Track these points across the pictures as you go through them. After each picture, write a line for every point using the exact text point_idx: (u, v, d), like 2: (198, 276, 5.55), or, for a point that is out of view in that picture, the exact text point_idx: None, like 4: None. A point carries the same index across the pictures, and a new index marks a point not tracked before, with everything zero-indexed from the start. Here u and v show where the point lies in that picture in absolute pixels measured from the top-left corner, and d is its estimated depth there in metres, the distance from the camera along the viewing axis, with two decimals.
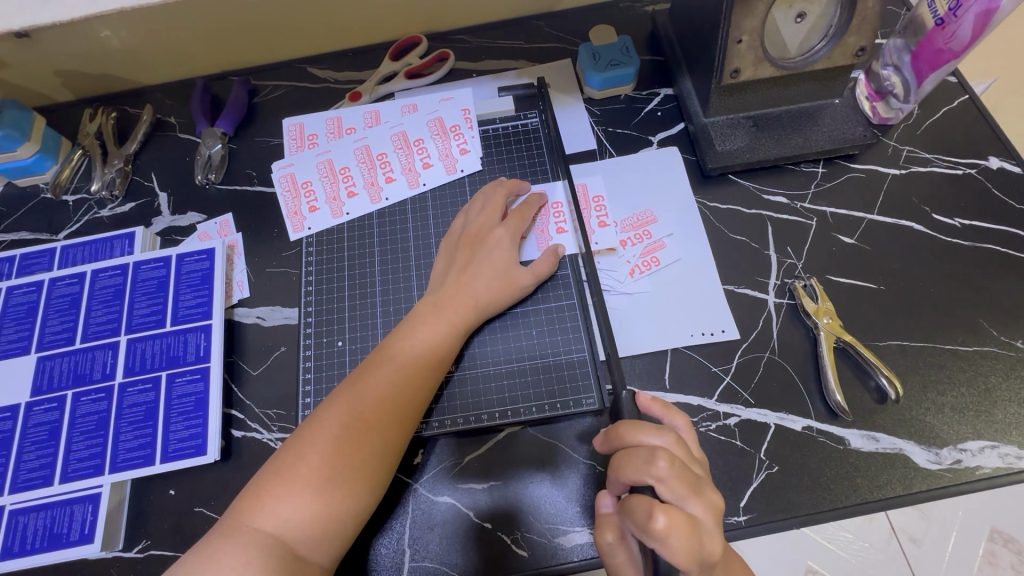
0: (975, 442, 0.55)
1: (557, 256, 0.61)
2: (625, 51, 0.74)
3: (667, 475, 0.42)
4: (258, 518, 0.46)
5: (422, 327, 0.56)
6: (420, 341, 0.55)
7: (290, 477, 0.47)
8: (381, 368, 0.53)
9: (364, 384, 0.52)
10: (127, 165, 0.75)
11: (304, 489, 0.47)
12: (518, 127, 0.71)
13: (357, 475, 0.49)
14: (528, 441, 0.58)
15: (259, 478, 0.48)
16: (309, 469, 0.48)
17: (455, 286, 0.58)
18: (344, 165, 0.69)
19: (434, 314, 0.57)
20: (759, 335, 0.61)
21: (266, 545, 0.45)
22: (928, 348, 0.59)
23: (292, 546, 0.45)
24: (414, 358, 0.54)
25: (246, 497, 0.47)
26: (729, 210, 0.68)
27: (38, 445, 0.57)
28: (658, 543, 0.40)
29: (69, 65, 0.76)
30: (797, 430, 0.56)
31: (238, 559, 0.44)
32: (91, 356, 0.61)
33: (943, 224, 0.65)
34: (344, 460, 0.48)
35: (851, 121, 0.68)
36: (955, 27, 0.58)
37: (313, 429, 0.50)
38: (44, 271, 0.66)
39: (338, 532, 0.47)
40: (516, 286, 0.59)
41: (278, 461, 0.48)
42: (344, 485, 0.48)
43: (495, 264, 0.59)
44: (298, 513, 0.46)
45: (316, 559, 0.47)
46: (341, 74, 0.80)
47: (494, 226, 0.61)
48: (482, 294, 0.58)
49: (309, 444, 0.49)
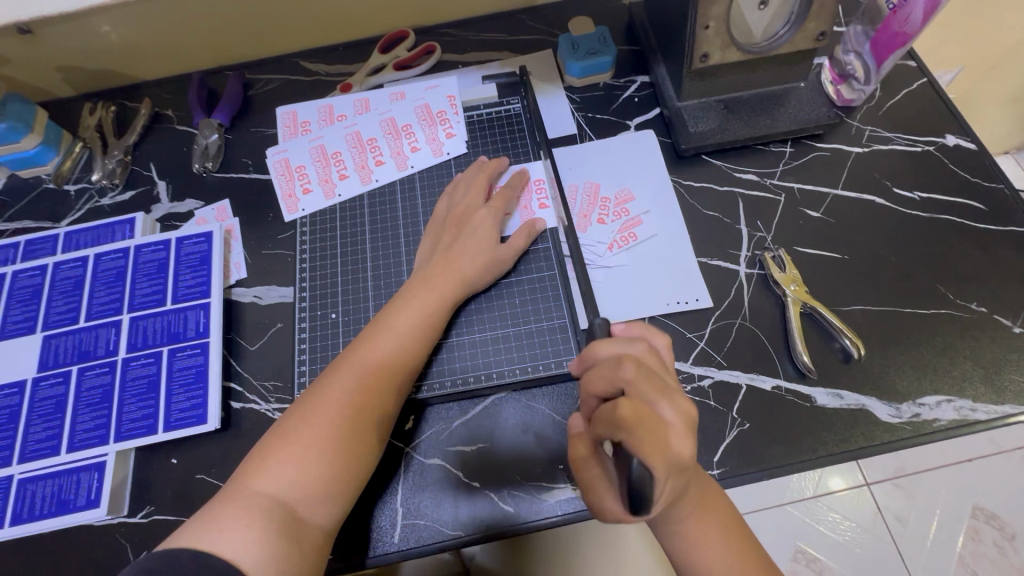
0: (933, 397, 0.59)
1: (534, 230, 0.65)
2: (603, 41, 0.77)
3: (634, 376, 0.42)
4: (260, 485, 0.49)
5: (410, 300, 0.59)
6: (409, 312, 0.58)
7: (290, 446, 0.50)
8: (372, 339, 0.56)
9: (358, 355, 0.55)
10: (127, 156, 0.78)
11: (304, 455, 0.50)
12: (501, 113, 0.75)
13: (353, 439, 0.52)
14: (514, 401, 0.61)
15: (259, 450, 0.51)
16: (307, 436, 0.51)
17: (440, 263, 0.61)
18: (335, 150, 0.72)
19: (422, 288, 0.60)
20: (731, 302, 0.64)
21: (271, 508, 0.47)
22: (889, 312, 0.63)
23: (295, 508, 0.48)
24: (403, 328, 0.57)
25: (248, 465, 0.50)
26: (703, 187, 0.71)
27: (44, 418, 0.60)
28: (626, 434, 0.38)
29: (69, 61, 0.79)
30: (767, 389, 0.60)
31: (240, 519, 0.46)
32: (94, 334, 0.64)
33: (904, 197, 0.69)
34: (340, 426, 0.51)
35: (815, 103, 0.72)
36: (908, 11, 0.63)
37: (310, 400, 0.53)
38: (48, 255, 0.69)
39: (337, 495, 0.50)
40: (499, 262, 0.63)
41: (280, 429, 0.52)
42: (342, 450, 0.51)
43: (478, 241, 0.62)
44: (299, 478, 0.49)
45: (318, 521, 0.49)
46: (331, 66, 0.83)
47: (476, 206, 0.65)
48: (468, 268, 0.61)
49: (305, 414, 0.52)
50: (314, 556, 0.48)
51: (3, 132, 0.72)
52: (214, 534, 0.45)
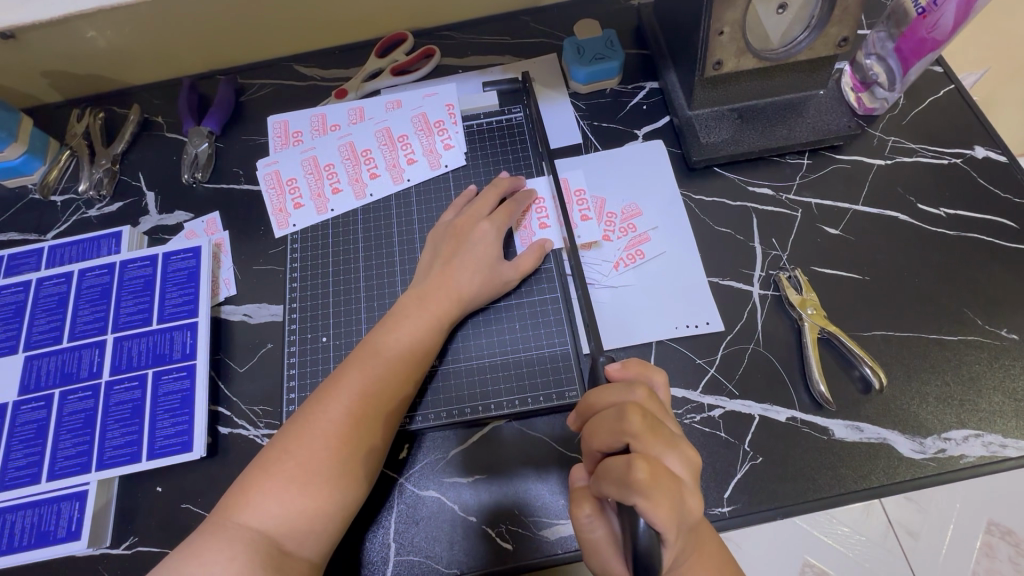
0: (960, 431, 0.55)
1: (543, 251, 0.62)
2: (610, 45, 0.74)
3: (641, 430, 0.40)
4: (243, 514, 0.46)
5: (406, 320, 0.56)
6: (402, 335, 0.55)
7: (275, 473, 0.48)
8: (366, 361, 0.54)
9: (349, 377, 0.52)
10: (115, 165, 0.75)
11: (288, 488, 0.47)
12: (503, 122, 0.71)
13: (343, 471, 0.49)
14: (513, 432, 0.58)
15: (245, 475, 0.49)
16: (294, 463, 0.48)
17: (438, 280, 0.58)
18: (328, 162, 0.69)
19: (418, 308, 0.57)
20: (744, 326, 0.61)
21: (252, 541, 0.45)
22: (913, 338, 0.59)
23: (278, 541, 0.46)
24: (397, 352, 0.54)
25: (232, 496, 0.48)
26: (714, 202, 0.68)
27: (26, 444, 0.58)
28: (640, 497, 0.36)
29: (56, 66, 0.76)
30: (782, 421, 0.56)
31: (224, 553, 0.44)
32: (78, 355, 0.61)
33: (929, 214, 0.65)
34: (330, 454, 0.49)
35: (836, 112, 0.68)
36: (937, 15, 0.58)
37: (301, 424, 0.50)
38: (31, 271, 0.66)
39: (323, 528, 0.47)
40: (500, 282, 0.60)
41: (265, 458, 0.49)
42: (332, 480, 0.48)
43: (479, 259, 0.59)
44: (283, 508, 0.46)
45: (304, 554, 0.47)
46: (326, 71, 0.80)
47: (480, 221, 0.62)
48: (464, 288, 0.58)
49: (293, 440, 0.49)
50: None
51: None
52: (192, 568, 0.43)
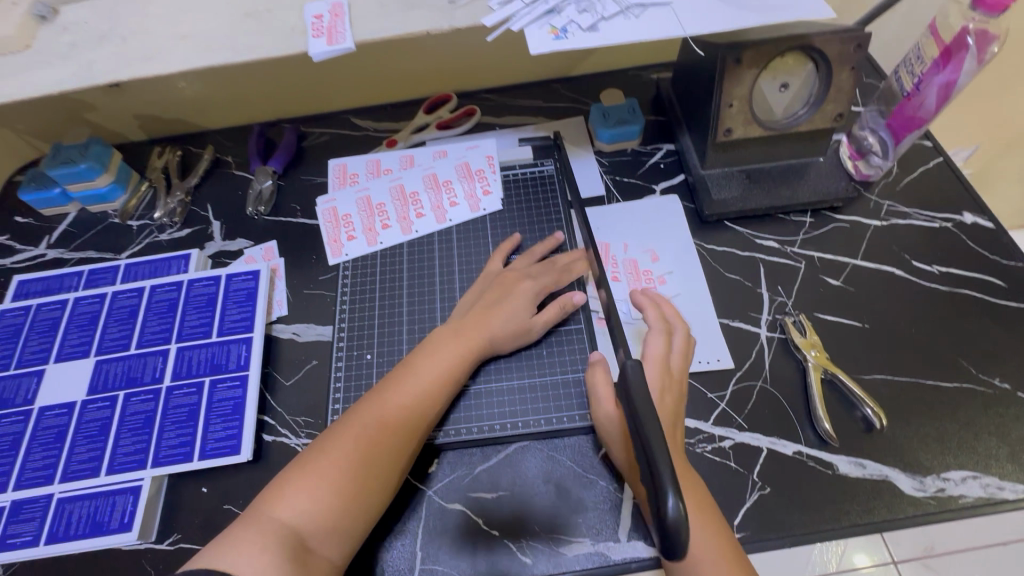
0: (958, 472, 0.58)
1: (566, 306, 0.66)
2: (632, 111, 0.83)
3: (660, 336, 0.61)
4: (277, 509, 0.50)
5: (443, 345, 0.62)
6: (443, 357, 0.61)
7: (309, 472, 0.52)
8: (401, 380, 0.59)
9: (382, 394, 0.58)
10: (187, 197, 0.85)
11: (323, 485, 0.51)
12: (535, 173, 0.80)
13: (370, 476, 0.53)
14: (534, 452, 0.62)
15: (282, 474, 0.53)
16: (327, 463, 0.52)
17: (476, 317, 0.64)
18: (379, 201, 0.78)
19: (452, 338, 0.63)
20: (752, 365, 0.66)
21: (280, 534, 0.48)
22: (911, 383, 0.63)
23: (305, 536, 0.49)
24: (433, 372, 0.60)
25: (267, 493, 0.51)
26: (725, 251, 0.74)
27: (89, 440, 0.63)
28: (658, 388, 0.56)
29: (147, 110, 0.88)
30: (788, 454, 0.60)
31: (256, 544, 0.47)
32: (143, 361, 0.67)
33: (922, 270, 0.71)
34: (360, 460, 0.53)
35: (834, 178, 0.76)
36: (921, 98, 0.67)
37: (340, 428, 0.55)
38: (108, 285, 0.74)
39: (344, 530, 0.51)
40: (530, 330, 0.66)
41: (304, 458, 0.53)
42: (362, 480, 0.52)
43: (515, 309, 0.65)
44: (313, 505, 0.50)
45: (326, 554, 0.49)
46: (378, 124, 0.91)
47: (525, 277, 0.68)
48: (497, 321, 0.64)
49: (330, 444, 0.54)
50: None
51: (82, 171, 0.79)
52: (228, 556, 0.46)
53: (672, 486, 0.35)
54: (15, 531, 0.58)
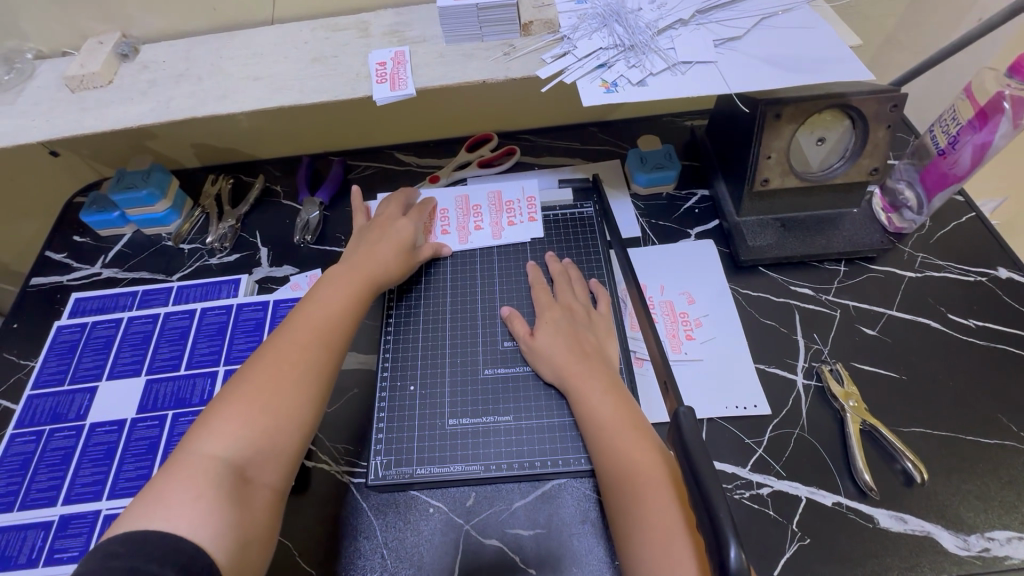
0: (1003, 532, 0.58)
1: (439, 252, 0.77)
2: (668, 157, 0.86)
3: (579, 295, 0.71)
4: (201, 448, 0.51)
5: (334, 290, 0.65)
6: (338, 296, 0.64)
7: (224, 412, 0.53)
8: (307, 313, 0.62)
9: (285, 332, 0.60)
10: (237, 223, 0.88)
11: (245, 416, 0.53)
12: (575, 215, 0.82)
13: (292, 397, 0.55)
14: (571, 490, 0.63)
15: (197, 420, 0.54)
16: (241, 401, 0.54)
17: (362, 256, 0.70)
18: (443, 206, 0.82)
19: (340, 278, 0.67)
20: (789, 412, 0.66)
21: (214, 472, 0.49)
22: (950, 438, 0.63)
23: (239, 468, 0.50)
24: (346, 307, 0.64)
25: (190, 435, 0.52)
26: (759, 296, 0.76)
27: (137, 458, 0.64)
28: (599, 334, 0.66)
29: (205, 140, 0.93)
30: (828, 505, 0.60)
31: (189, 483, 0.48)
32: (192, 382, 0.70)
33: (958, 323, 0.72)
34: (280, 383, 0.55)
35: (868, 229, 0.77)
36: (956, 156, 0.69)
37: (262, 363, 0.57)
38: (160, 305, 0.77)
39: (278, 449, 0.53)
40: (414, 257, 0.74)
41: (221, 398, 0.55)
42: (290, 407, 0.55)
43: (398, 240, 0.72)
44: (238, 436, 0.52)
45: (264, 482, 0.52)
46: (422, 160, 0.95)
47: (395, 221, 0.75)
48: (382, 266, 0.69)
49: (242, 381, 0.55)
50: (262, 516, 0.50)
51: (142, 196, 0.83)
52: (161, 509, 0.46)
53: (733, 534, 0.36)
54: (62, 546, 0.60)
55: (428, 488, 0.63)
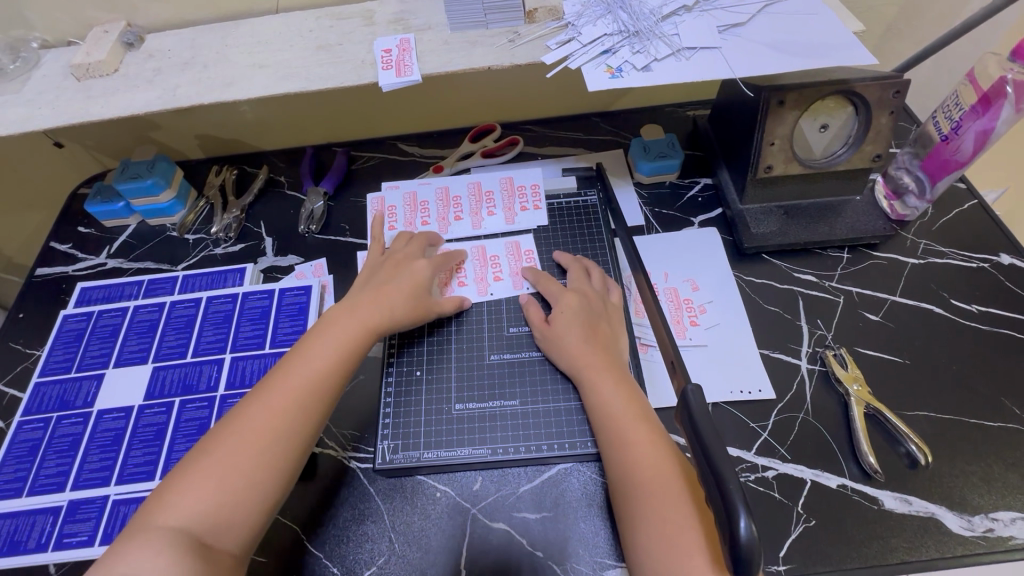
0: (1007, 513, 0.58)
1: (461, 303, 0.71)
2: (671, 146, 0.86)
3: (594, 284, 0.71)
4: (164, 515, 0.49)
5: (330, 333, 0.61)
6: (328, 344, 0.60)
7: (195, 469, 0.52)
8: (292, 365, 0.59)
9: (274, 381, 0.57)
10: (242, 214, 0.88)
11: (208, 483, 0.51)
12: (579, 203, 0.82)
13: (261, 462, 0.53)
14: (577, 475, 0.63)
15: (168, 478, 0.52)
16: (211, 460, 0.52)
17: (368, 298, 0.65)
18: (456, 194, 0.82)
19: (339, 319, 0.63)
20: (794, 396, 0.67)
21: (171, 539, 0.48)
22: (954, 420, 0.64)
23: (199, 536, 0.48)
24: (331, 357, 0.60)
25: (154, 499, 0.51)
26: (763, 283, 0.76)
27: (144, 444, 0.65)
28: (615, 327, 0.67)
29: (209, 131, 0.93)
30: (833, 487, 0.60)
31: (147, 549, 0.47)
32: (199, 369, 0.70)
33: (961, 309, 0.72)
34: (253, 446, 0.53)
35: (871, 216, 0.78)
36: (958, 142, 0.70)
37: (238, 418, 0.55)
38: (166, 294, 0.77)
39: (239, 519, 0.51)
40: (425, 306, 0.68)
41: (192, 456, 0.53)
42: (259, 468, 0.52)
43: (411, 283, 0.67)
44: (200, 504, 0.50)
45: (224, 547, 0.49)
46: (425, 150, 0.95)
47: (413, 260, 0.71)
48: (393, 307, 0.65)
49: (217, 439, 0.54)
50: None
51: (147, 186, 0.84)
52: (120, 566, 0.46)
53: (743, 507, 0.36)
54: (71, 531, 0.60)
55: (435, 472, 0.64)
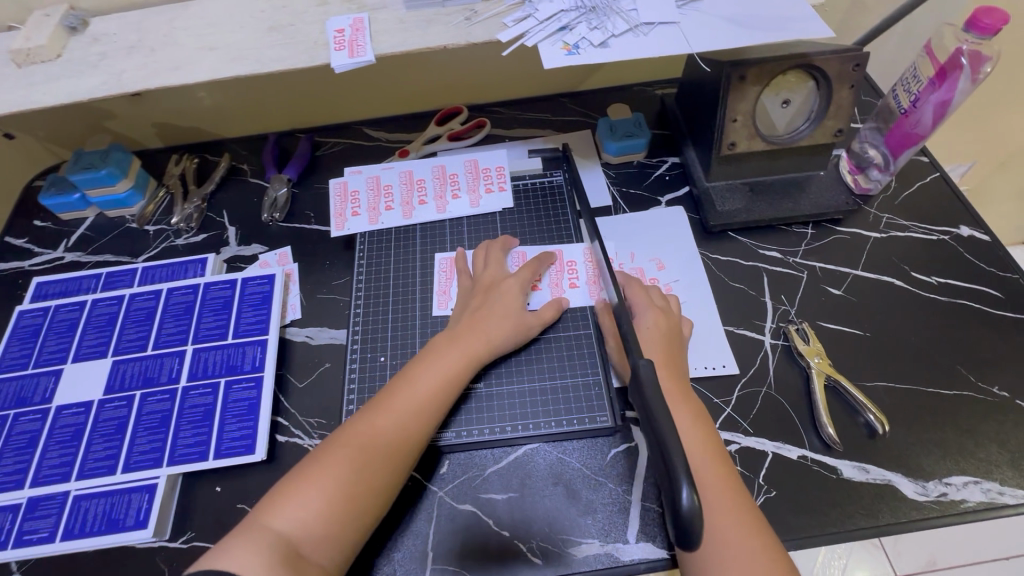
0: (960, 477, 0.60)
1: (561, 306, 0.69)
2: (638, 125, 0.86)
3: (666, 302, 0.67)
4: (272, 518, 0.50)
5: (441, 356, 0.62)
6: (434, 369, 0.61)
7: (304, 479, 0.52)
8: (401, 387, 0.59)
9: (381, 403, 0.58)
10: (203, 203, 0.87)
11: (313, 492, 0.51)
12: (545, 184, 0.82)
13: (360, 482, 0.53)
14: (544, 455, 0.63)
15: (281, 483, 0.53)
16: (319, 473, 0.52)
17: (467, 325, 0.65)
18: (420, 177, 0.82)
19: (448, 347, 0.63)
20: (757, 371, 0.67)
21: (272, 545, 0.48)
22: (911, 390, 0.65)
23: (296, 545, 0.48)
24: (432, 382, 0.60)
25: (266, 502, 0.52)
26: (729, 261, 0.76)
27: (105, 438, 0.64)
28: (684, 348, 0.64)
29: (167, 119, 0.90)
30: (794, 458, 0.62)
31: (247, 553, 0.47)
32: (160, 361, 0.69)
33: (921, 281, 0.73)
34: (354, 463, 0.53)
35: (834, 191, 0.78)
36: (918, 115, 0.70)
37: (346, 435, 0.55)
38: (126, 287, 0.76)
39: (337, 538, 0.50)
40: (523, 329, 0.66)
41: (304, 469, 0.53)
42: (353, 485, 0.52)
43: (502, 307, 0.66)
44: (305, 513, 0.50)
45: (317, 559, 0.49)
46: (391, 134, 0.93)
47: (503, 280, 0.69)
48: (493, 332, 0.64)
49: (324, 454, 0.54)
50: None
51: (102, 177, 0.81)
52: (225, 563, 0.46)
53: (685, 478, 0.37)
54: (31, 527, 0.59)
55: None
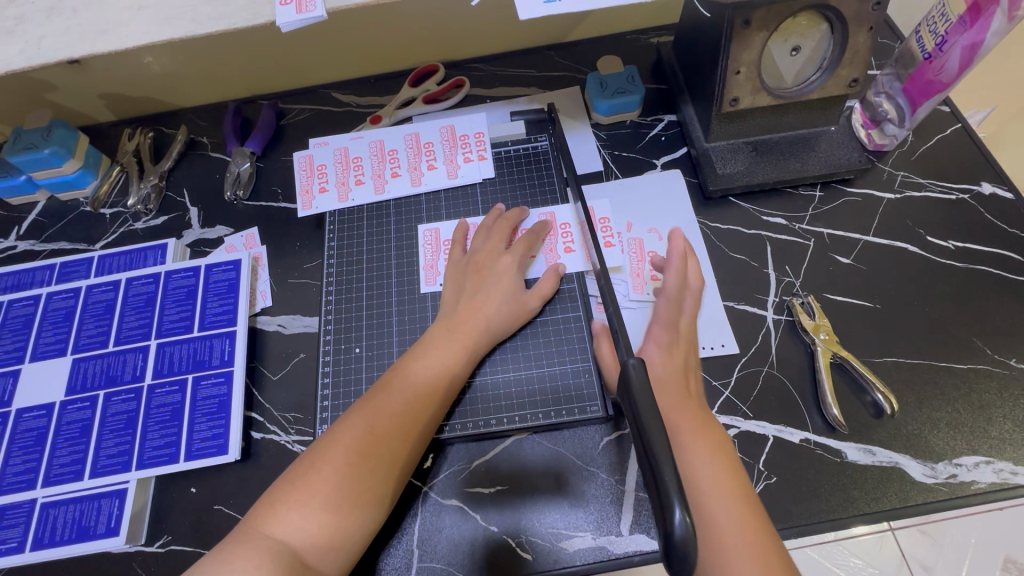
0: (971, 458, 0.56)
1: (559, 275, 0.64)
2: (630, 79, 0.78)
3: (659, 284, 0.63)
4: (271, 526, 0.46)
5: (434, 348, 0.58)
6: (431, 362, 0.57)
7: (303, 484, 0.48)
8: (392, 383, 0.55)
9: (379, 400, 0.53)
10: (162, 181, 0.80)
11: (310, 500, 0.47)
12: (529, 150, 0.75)
13: (367, 487, 0.49)
14: (532, 446, 0.60)
15: (277, 486, 0.49)
16: (320, 478, 0.48)
17: (466, 311, 0.60)
18: (392, 147, 0.75)
19: (447, 338, 0.58)
20: (758, 349, 0.63)
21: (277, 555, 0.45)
22: (923, 364, 0.61)
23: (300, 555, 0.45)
24: (426, 377, 0.56)
25: (260, 507, 0.48)
26: (729, 230, 0.71)
27: (70, 442, 0.61)
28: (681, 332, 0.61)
29: (114, 89, 0.82)
30: (796, 442, 0.58)
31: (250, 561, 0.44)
32: (122, 359, 0.65)
33: (938, 246, 0.67)
34: (358, 469, 0.49)
35: (845, 148, 0.71)
36: (943, 60, 0.62)
37: (339, 436, 0.51)
38: (82, 278, 0.70)
39: (345, 545, 0.47)
40: (523, 310, 0.62)
41: (294, 473, 0.49)
42: (352, 492, 0.48)
43: (503, 290, 0.61)
44: (306, 521, 0.47)
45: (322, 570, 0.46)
46: (362, 98, 0.85)
47: (498, 258, 0.64)
48: (490, 318, 0.60)
49: (321, 457, 0.50)
50: None
51: (45, 158, 0.74)
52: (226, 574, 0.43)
53: (678, 497, 0.34)
54: None
55: None
